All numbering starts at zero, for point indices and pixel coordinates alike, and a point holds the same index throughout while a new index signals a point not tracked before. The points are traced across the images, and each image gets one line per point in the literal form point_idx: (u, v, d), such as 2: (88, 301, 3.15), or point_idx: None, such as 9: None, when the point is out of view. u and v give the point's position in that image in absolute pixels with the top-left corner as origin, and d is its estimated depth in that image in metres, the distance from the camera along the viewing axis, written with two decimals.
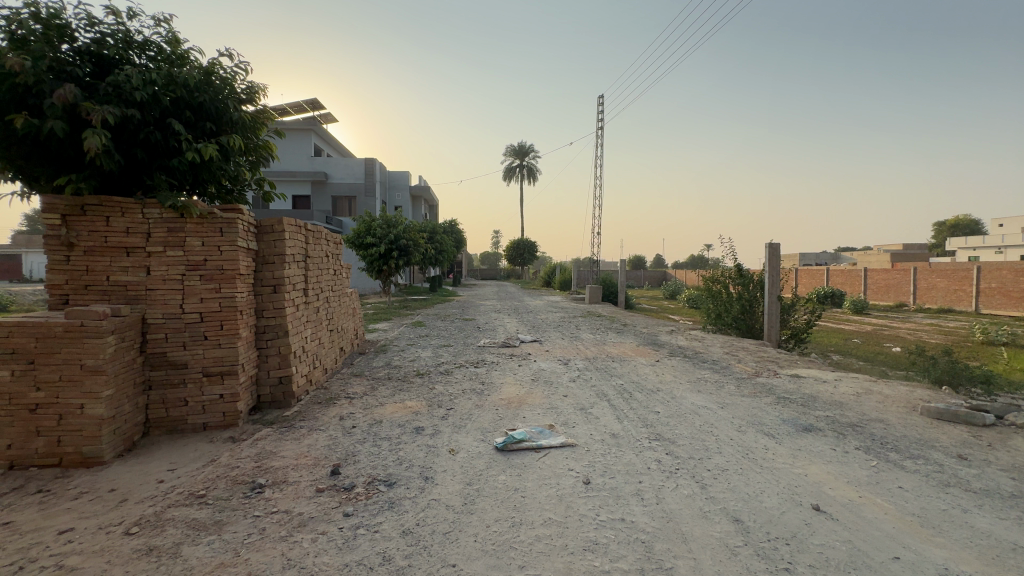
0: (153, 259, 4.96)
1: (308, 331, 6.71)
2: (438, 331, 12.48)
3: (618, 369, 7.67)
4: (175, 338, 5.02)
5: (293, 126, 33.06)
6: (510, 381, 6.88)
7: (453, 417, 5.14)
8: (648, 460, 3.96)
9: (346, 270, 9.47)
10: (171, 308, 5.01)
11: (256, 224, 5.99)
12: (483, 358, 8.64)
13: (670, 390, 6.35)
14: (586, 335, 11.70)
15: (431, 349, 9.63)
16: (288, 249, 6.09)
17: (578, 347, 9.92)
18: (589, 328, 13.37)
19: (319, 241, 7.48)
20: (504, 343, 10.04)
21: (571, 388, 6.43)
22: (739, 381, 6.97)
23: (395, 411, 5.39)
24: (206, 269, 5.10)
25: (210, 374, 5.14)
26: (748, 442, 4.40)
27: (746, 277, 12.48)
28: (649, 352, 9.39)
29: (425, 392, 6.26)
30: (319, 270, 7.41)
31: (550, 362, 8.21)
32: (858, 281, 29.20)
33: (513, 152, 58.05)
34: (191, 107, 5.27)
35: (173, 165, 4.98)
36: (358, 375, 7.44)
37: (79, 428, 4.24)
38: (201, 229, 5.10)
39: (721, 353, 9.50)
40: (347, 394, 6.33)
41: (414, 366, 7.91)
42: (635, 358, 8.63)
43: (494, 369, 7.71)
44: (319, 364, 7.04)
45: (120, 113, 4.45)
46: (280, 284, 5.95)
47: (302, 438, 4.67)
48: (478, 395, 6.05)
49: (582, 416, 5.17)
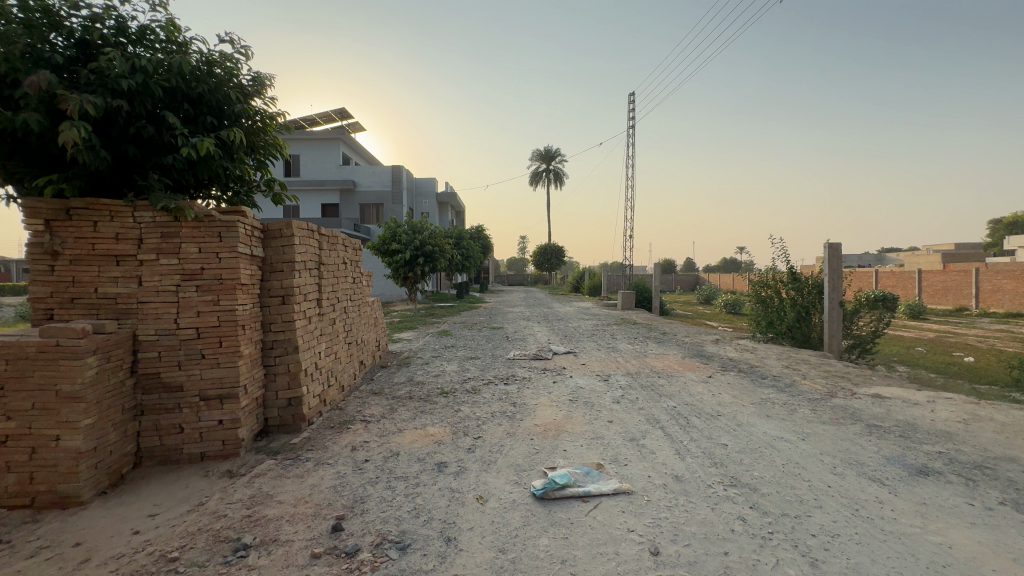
0: (145, 269, 4.42)
1: (322, 346, 6.11)
2: (464, 341, 11.79)
3: (667, 388, 6.76)
4: (169, 357, 4.46)
5: (322, 135, 33.30)
6: (545, 402, 6.08)
7: (481, 450, 4.38)
8: (730, 518, 3.10)
9: (366, 277, 8.89)
10: (164, 323, 4.46)
11: (262, 228, 5.41)
12: (513, 373, 7.88)
13: (734, 415, 5.43)
14: (623, 346, 10.79)
15: (457, 361, 8.92)
16: (298, 255, 5.50)
17: (617, 360, 9.02)
18: (626, 338, 12.44)
19: (336, 246, 6.90)
20: (535, 355, 9.25)
21: (617, 412, 5.58)
22: (812, 404, 5.96)
23: (415, 440, 4.67)
24: (203, 279, 4.53)
25: (208, 398, 4.55)
26: (854, 492, 3.47)
27: (801, 282, 11.30)
28: (698, 366, 8.41)
29: (449, 416, 5.53)
30: (336, 278, 6.82)
31: (588, 378, 7.37)
32: (912, 284, 27.05)
33: (539, 155, 57.37)
34: (189, 99, 4.74)
35: (168, 162, 4.44)
36: (378, 393, 6.79)
37: (54, 463, 3.69)
38: (197, 234, 4.53)
39: (779, 367, 8.45)
40: (364, 416, 5.67)
41: (438, 383, 7.20)
42: (684, 374, 7.69)
43: (526, 386, 6.93)
44: (335, 381, 6.42)
45: (103, 103, 3.92)
46: (289, 294, 5.36)
47: (306, 474, 3.99)
48: (510, 421, 5.29)
49: (635, 451, 4.32)
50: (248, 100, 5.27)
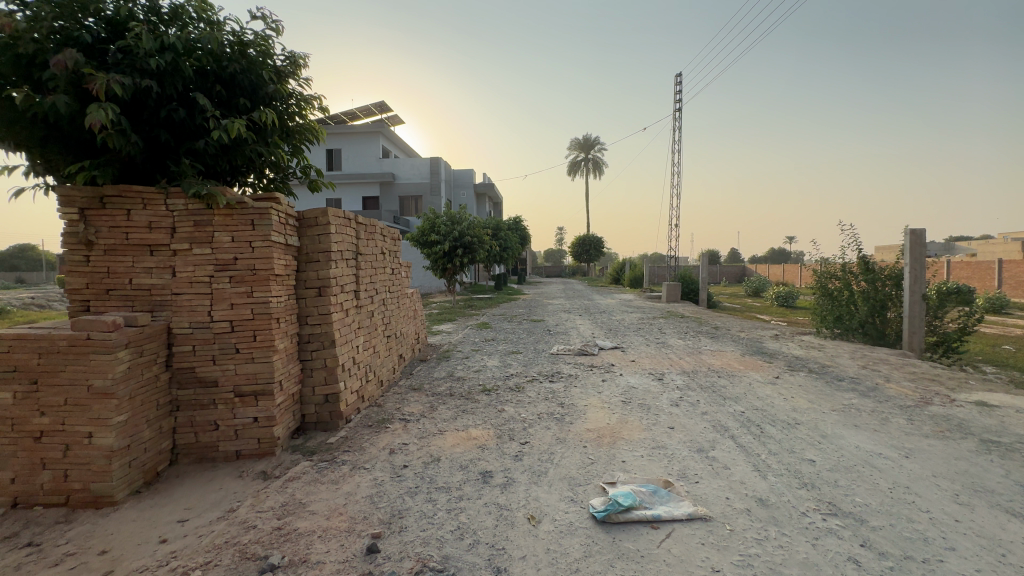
0: (178, 259, 4.24)
1: (360, 339, 5.85)
2: (504, 334, 11.41)
3: (730, 389, 6.11)
4: (204, 351, 4.28)
5: (362, 129, 33.67)
6: (596, 403, 5.59)
7: (529, 458, 3.96)
8: (839, 560, 2.54)
9: (405, 268, 8.62)
10: (198, 316, 4.26)
11: (297, 216, 5.16)
12: (558, 369, 7.42)
13: (815, 424, 4.76)
14: (674, 341, 10.11)
15: (498, 356, 8.54)
16: (334, 244, 5.23)
17: (670, 357, 8.38)
18: (675, 332, 11.70)
19: (374, 236, 6.62)
20: (581, 350, 8.75)
21: (677, 417, 5.02)
22: (907, 412, 5.18)
23: (457, 444, 4.31)
24: (236, 269, 4.30)
25: (243, 394, 4.34)
26: (993, 530, 2.81)
27: (877, 273, 10.20)
28: (761, 365, 7.67)
29: (492, 417, 5.14)
30: (374, 269, 6.56)
31: (640, 377, 6.81)
32: (990, 275, 24.54)
33: (579, 145, 56.17)
34: (221, 80, 4.51)
35: (201, 146, 4.22)
36: (417, 388, 6.50)
37: (87, 461, 3.55)
38: (230, 222, 4.29)
39: (855, 368, 7.60)
40: (402, 415, 5.37)
41: (479, 379, 6.83)
42: (746, 374, 6.99)
43: (573, 385, 6.46)
44: (373, 376, 6.16)
45: (131, 82, 3.70)
46: (326, 285, 5.10)
47: (341, 480, 3.70)
48: (558, 424, 4.84)
49: (705, 465, 3.77)
50: (282, 82, 5.03)
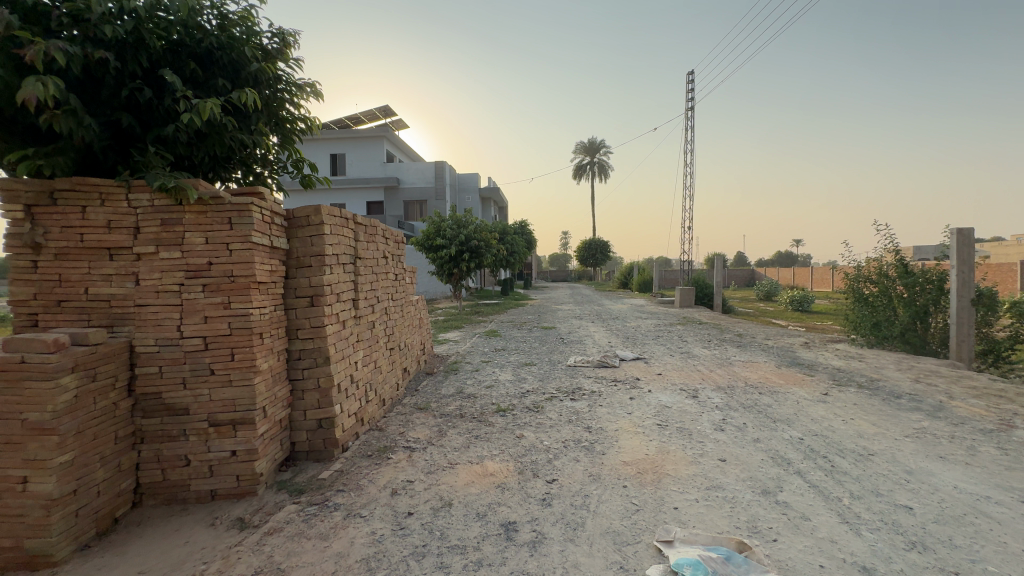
0: (142, 264, 3.60)
1: (359, 354, 5.19)
2: (515, 343, 10.70)
3: (778, 410, 5.37)
4: (172, 373, 3.62)
5: (367, 133, 33.25)
6: (628, 427, 4.87)
7: (560, 504, 3.26)
8: None
9: (410, 273, 7.97)
10: (165, 331, 3.61)
11: (286, 215, 4.51)
12: (578, 385, 6.70)
13: (893, 455, 4.03)
14: (699, 351, 9.36)
15: (511, 369, 7.84)
16: (329, 247, 4.57)
17: (699, 369, 7.64)
18: (697, 340, 10.95)
19: (375, 238, 5.96)
20: (600, 362, 8.03)
21: (725, 445, 4.32)
22: (994, 439, 4.43)
23: (471, 484, 3.61)
24: (210, 276, 3.63)
25: (218, 423, 3.67)
26: None
27: (917, 276, 9.40)
28: (803, 379, 6.90)
29: (510, 445, 4.44)
30: (375, 275, 5.90)
31: (672, 394, 6.08)
32: (1015, 278, 23.54)
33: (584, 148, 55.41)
34: (196, 57, 3.90)
35: (170, 131, 3.61)
36: (424, 408, 5.81)
37: (21, 513, 2.89)
38: (203, 220, 3.63)
39: (908, 382, 6.83)
40: (407, 442, 4.68)
41: (492, 397, 6.13)
42: (790, 390, 6.25)
43: (598, 403, 5.75)
44: (374, 394, 5.49)
45: (78, 52, 3.09)
46: (319, 294, 4.44)
47: (332, 535, 3.01)
48: (589, 455, 4.14)
49: (778, 515, 3.06)
50: (268, 61, 4.42)
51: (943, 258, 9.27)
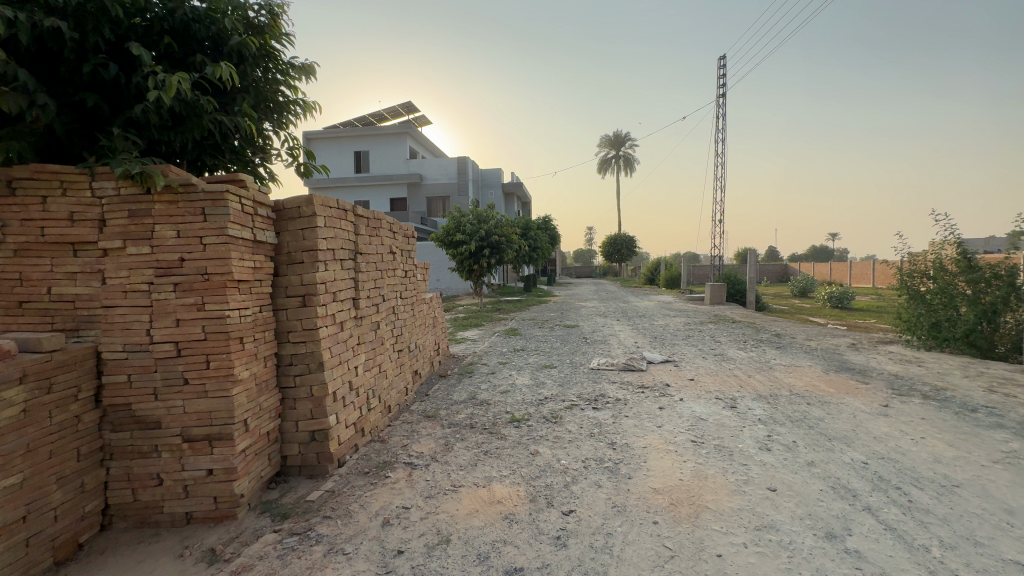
0: (109, 261, 3.22)
1: (360, 359, 4.76)
2: (535, 343, 10.16)
3: (833, 426, 4.67)
4: (142, 383, 3.24)
5: (389, 130, 33.16)
6: (658, 444, 4.27)
7: (577, 545, 2.73)
8: None
9: (422, 270, 7.53)
10: (134, 335, 3.22)
11: (276, 206, 4.09)
12: (602, 391, 6.12)
13: (984, 489, 3.32)
14: (735, 353, 8.62)
15: (529, 372, 7.32)
16: (323, 241, 4.14)
17: (736, 374, 6.93)
18: (731, 341, 10.17)
19: (380, 232, 5.52)
20: (626, 365, 7.40)
21: (774, 469, 3.69)
22: None
23: (474, 516, 3.11)
24: (183, 274, 3.23)
25: (193, 439, 3.28)
26: None
27: (984, 271, 8.46)
28: (857, 387, 6.14)
29: (523, 464, 3.92)
30: (379, 272, 5.46)
31: (707, 404, 5.43)
32: None
33: (609, 141, 54.37)
34: (172, 31, 3.51)
35: (138, 112, 3.22)
36: (432, 416, 5.34)
37: None
38: (174, 211, 3.23)
39: (980, 392, 5.98)
40: (408, 457, 4.22)
41: (507, 404, 5.62)
42: (844, 400, 5.52)
43: (624, 414, 5.16)
44: (377, 401, 5.06)
45: (25, 18, 2.71)
46: (311, 294, 4.02)
47: None
48: (613, 479, 3.58)
49: (850, 570, 2.45)
50: (256, 36, 4.00)
51: (1014, 251, 8.27)
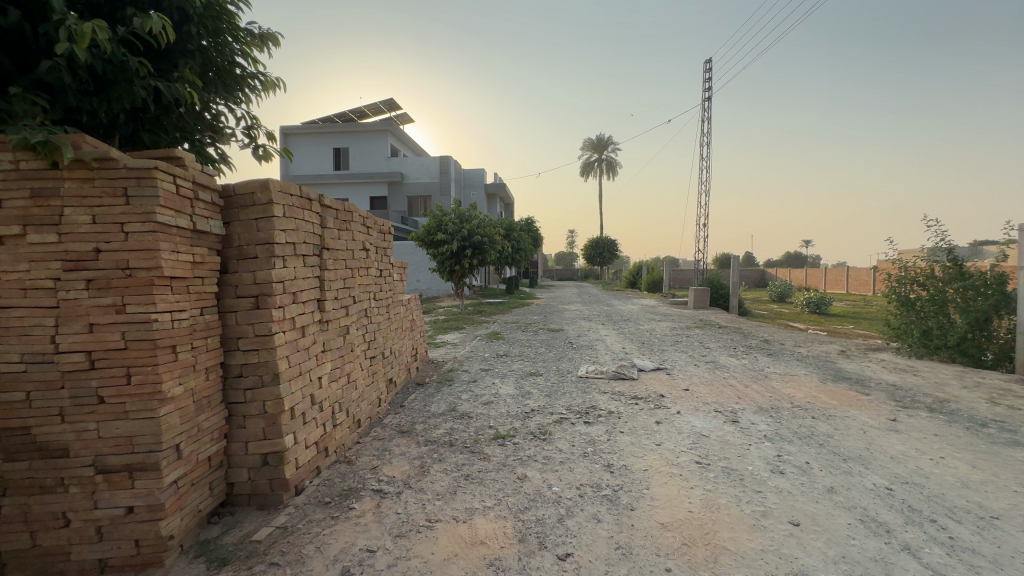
0: (4, 251, 2.60)
1: (325, 368, 4.20)
2: (519, 348, 9.66)
3: (844, 444, 4.30)
4: (45, 402, 2.63)
5: (370, 126, 32.30)
6: (660, 466, 3.82)
7: None
8: None
9: (399, 269, 6.97)
10: (34, 343, 2.60)
11: (225, 191, 3.51)
12: (592, 403, 5.65)
13: None
14: (726, 360, 8.28)
15: (513, 380, 6.82)
16: (282, 233, 3.58)
17: (732, 384, 6.57)
18: (721, 347, 9.87)
19: (351, 225, 4.97)
20: (616, 373, 6.97)
21: (793, 498, 3.28)
22: None
23: (453, 562, 2.59)
24: (98, 268, 2.64)
25: (109, 470, 2.68)
26: None
27: (975, 278, 8.32)
28: (859, 399, 5.82)
29: (509, 492, 3.42)
30: (349, 270, 4.90)
31: (707, 418, 5.01)
32: None
33: (592, 145, 54.44)
34: None
35: (44, 69, 2.65)
36: (406, 432, 4.79)
37: None
38: (88, 191, 2.63)
39: (984, 404, 5.73)
40: (378, 483, 3.68)
41: (490, 418, 5.11)
42: (850, 414, 5.18)
43: (619, 429, 4.70)
44: (344, 415, 4.50)
45: None
46: (266, 295, 3.46)
47: None
48: (614, 511, 3.11)
49: None
50: None
51: (1005, 258, 8.15)
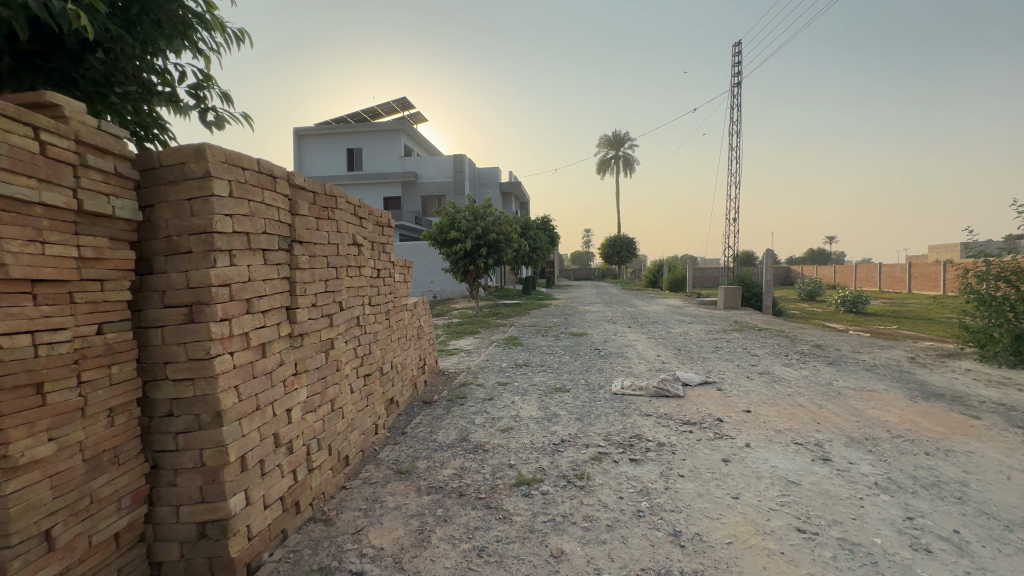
0: None
1: (297, 396, 3.23)
2: (540, 356, 8.61)
3: (995, 500, 3.15)
4: None
5: (381, 124, 31.57)
6: (749, 537, 2.73)
7: None
8: None
9: (401, 268, 6.02)
10: None
11: (149, 161, 2.57)
12: (636, 431, 4.58)
13: None
14: (783, 371, 7.10)
15: (535, 398, 5.79)
16: (226, 216, 2.61)
17: (801, 403, 5.41)
18: (769, 354, 8.66)
19: (335, 213, 4.00)
20: (657, 390, 5.86)
21: None
22: None
23: None
24: None
25: None
26: None
27: None
28: (973, 426, 4.62)
29: None
30: (334, 269, 3.94)
31: (789, 455, 3.90)
32: None
33: (609, 142, 53.12)
34: None
35: None
36: (405, 472, 3.80)
37: None
38: None
39: None
40: (358, 559, 2.68)
41: (509, 452, 4.09)
42: (976, 449, 4.00)
43: (677, 472, 3.63)
44: (325, 454, 3.52)
45: None
46: (202, 303, 2.48)
47: None
48: None
49: None
50: None
51: None
